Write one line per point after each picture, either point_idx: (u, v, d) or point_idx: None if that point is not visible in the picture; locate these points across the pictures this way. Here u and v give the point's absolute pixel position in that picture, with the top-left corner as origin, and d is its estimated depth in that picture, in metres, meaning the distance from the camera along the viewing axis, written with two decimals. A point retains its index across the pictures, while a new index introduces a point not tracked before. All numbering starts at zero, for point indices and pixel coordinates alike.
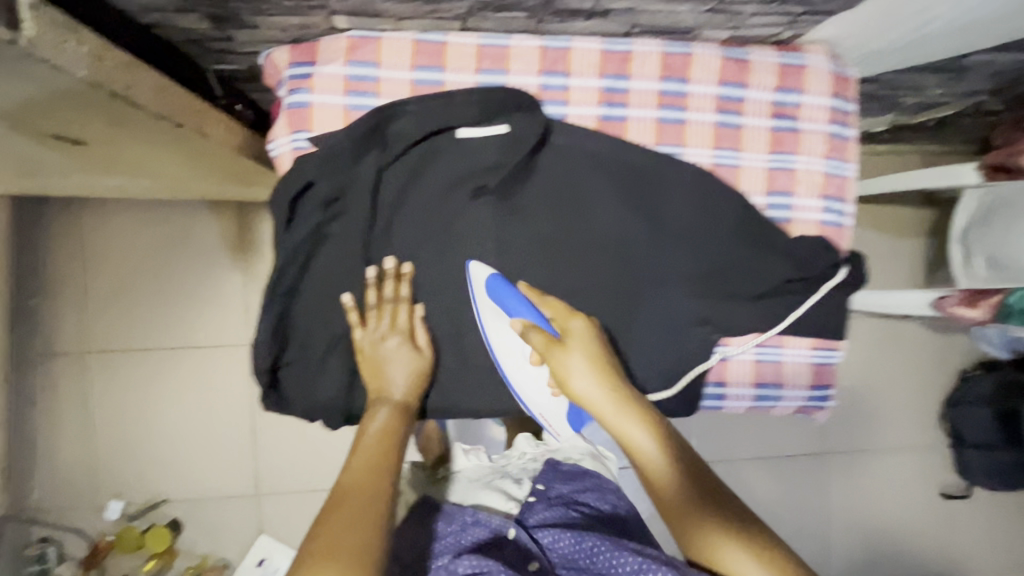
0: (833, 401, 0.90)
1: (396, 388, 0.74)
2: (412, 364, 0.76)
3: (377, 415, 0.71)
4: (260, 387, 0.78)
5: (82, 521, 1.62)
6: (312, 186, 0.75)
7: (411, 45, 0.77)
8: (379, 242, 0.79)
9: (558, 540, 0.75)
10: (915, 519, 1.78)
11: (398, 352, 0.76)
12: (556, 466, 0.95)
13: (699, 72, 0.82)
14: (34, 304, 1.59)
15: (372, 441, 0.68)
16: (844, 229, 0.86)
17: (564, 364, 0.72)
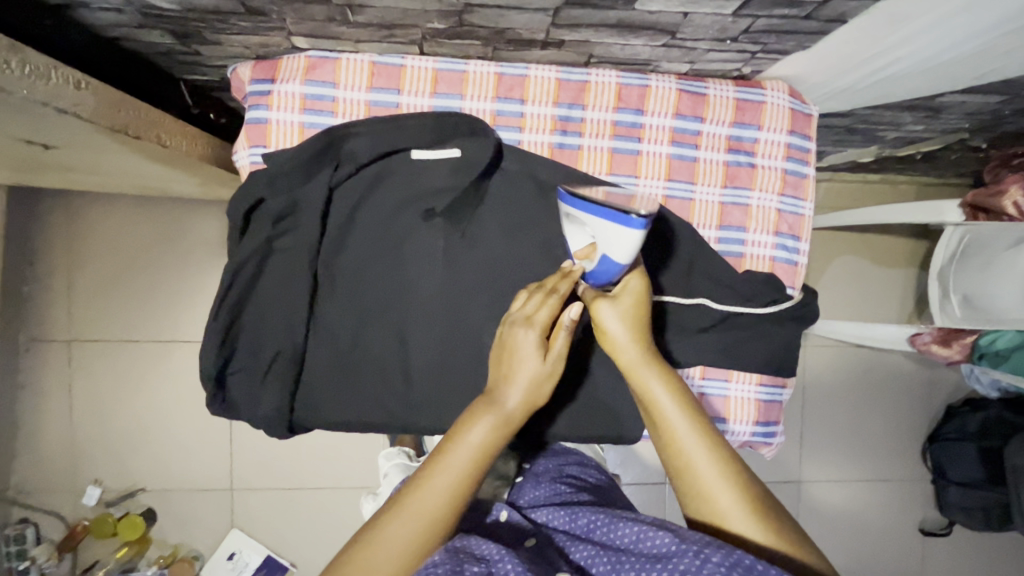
0: (780, 438, 0.90)
1: (513, 398, 0.61)
2: (542, 368, 0.62)
3: (478, 425, 0.60)
4: (206, 392, 0.80)
5: (61, 504, 1.67)
6: (263, 203, 0.77)
7: (369, 67, 0.79)
8: (329, 258, 0.81)
9: (552, 517, 0.71)
10: (880, 548, 1.79)
11: (534, 353, 0.62)
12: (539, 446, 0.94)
13: (656, 105, 0.83)
14: (27, 292, 1.64)
15: (468, 456, 0.59)
16: (797, 267, 0.86)
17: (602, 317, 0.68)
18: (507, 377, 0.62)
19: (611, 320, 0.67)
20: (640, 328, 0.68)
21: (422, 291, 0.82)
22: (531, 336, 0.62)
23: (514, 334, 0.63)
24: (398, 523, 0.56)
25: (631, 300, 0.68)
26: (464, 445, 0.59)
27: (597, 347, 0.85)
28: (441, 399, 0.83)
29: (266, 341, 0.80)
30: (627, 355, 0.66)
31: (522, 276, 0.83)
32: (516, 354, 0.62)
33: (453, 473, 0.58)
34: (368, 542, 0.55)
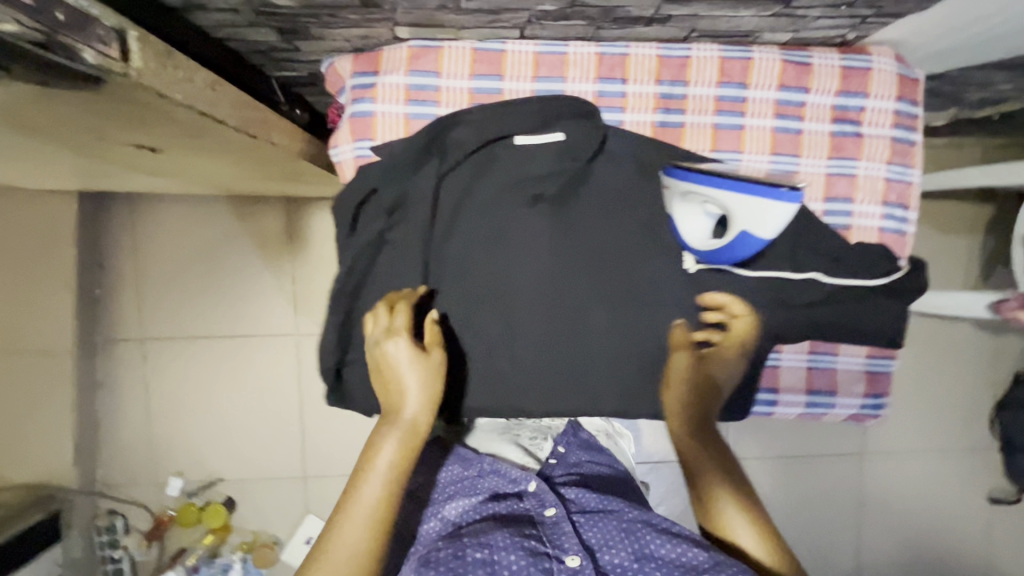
0: (888, 410, 0.89)
1: (409, 407, 0.70)
2: (428, 374, 0.72)
3: (386, 442, 0.68)
4: (325, 384, 0.83)
5: (145, 496, 1.73)
6: (375, 194, 0.80)
7: (471, 54, 0.79)
8: (437, 248, 0.81)
9: (581, 496, 0.76)
10: (959, 521, 1.74)
11: (409, 360, 0.71)
12: (576, 429, 0.92)
13: (759, 77, 0.81)
14: (99, 294, 1.68)
15: (383, 471, 0.67)
16: (905, 236, 0.85)
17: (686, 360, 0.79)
18: (396, 392, 0.71)
19: (677, 383, 0.79)
20: (695, 391, 0.79)
21: (530, 276, 0.82)
22: (406, 348, 0.72)
23: (392, 354, 0.72)
24: (349, 527, 0.64)
25: (700, 363, 0.79)
26: (382, 456, 0.67)
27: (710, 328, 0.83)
28: (553, 383, 0.83)
29: None
30: (676, 415, 0.78)
31: (629, 257, 0.82)
32: (395, 366, 0.71)
33: (380, 478, 0.66)
34: (328, 546, 0.63)
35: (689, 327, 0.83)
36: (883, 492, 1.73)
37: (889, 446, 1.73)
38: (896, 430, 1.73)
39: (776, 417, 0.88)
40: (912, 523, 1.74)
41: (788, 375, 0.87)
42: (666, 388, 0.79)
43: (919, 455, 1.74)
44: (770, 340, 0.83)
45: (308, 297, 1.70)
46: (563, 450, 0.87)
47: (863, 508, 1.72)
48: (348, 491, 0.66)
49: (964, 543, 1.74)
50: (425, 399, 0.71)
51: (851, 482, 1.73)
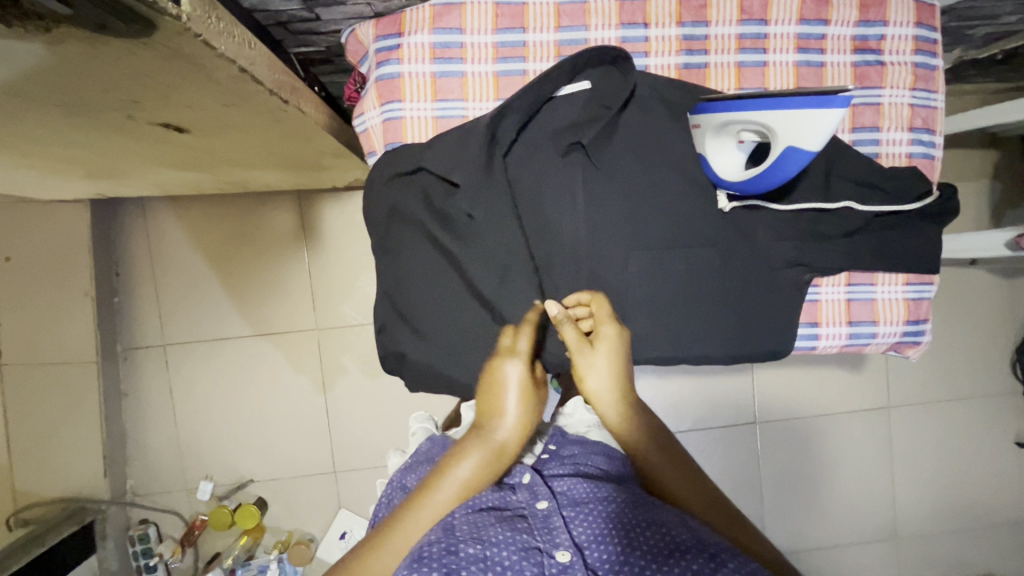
0: (928, 336, 0.89)
1: (502, 430, 0.73)
2: (524, 399, 0.74)
3: (468, 459, 0.72)
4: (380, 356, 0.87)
5: (177, 502, 1.72)
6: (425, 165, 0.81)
7: (493, 8, 0.79)
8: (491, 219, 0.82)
9: (572, 488, 0.73)
10: (992, 466, 1.74)
11: (513, 384, 0.74)
12: (565, 432, 0.90)
13: (779, 12, 0.82)
14: (118, 302, 1.68)
15: (457, 485, 0.71)
16: (934, 160, 0.85)
17: (588, 364, 0.76)
18: (494, 412, 0.74)
19: (591, 374, 0.77)
20: (619, 379, 0.78)
21: (568, 225, 0.82)
22: (513, 373, 0.74)
23: (496, 373, 0.74)
24: (413, 528, 0.69)
25: (604, 350, 0.77)
26: (459, 472, 0.72)
27: (748, 264, 0.84)
28: None
29: (422, 291, 0.84)
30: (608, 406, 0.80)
31: (664, 200, 0.83)
32: (500, 386, 0.74)
33: (453, 489, 0.71)
34: (390, 539, 0.69)
35: (728, 267, 0.84)
36: (916, 443, 1.73)
37: (919, 396, 1.72)
38: (923, 379, 1.72)
39: (819, 351, 0.88)
40: (946, 471, 1.73)
41: (829, 308, 0.87)
42: (580, 378, 0.78)
43: (949, 403, 1.73)
44: (807, 273, 0.84)
45: (325, 290, 1.70)
46: (554, 445, 0.86)
47: (896, 460, 1.72)
48: (424, 493, 0.71)
49: (998, 487, 1.74)
50: (515, 423, 0.74)
51: (884, 435, 1.72)
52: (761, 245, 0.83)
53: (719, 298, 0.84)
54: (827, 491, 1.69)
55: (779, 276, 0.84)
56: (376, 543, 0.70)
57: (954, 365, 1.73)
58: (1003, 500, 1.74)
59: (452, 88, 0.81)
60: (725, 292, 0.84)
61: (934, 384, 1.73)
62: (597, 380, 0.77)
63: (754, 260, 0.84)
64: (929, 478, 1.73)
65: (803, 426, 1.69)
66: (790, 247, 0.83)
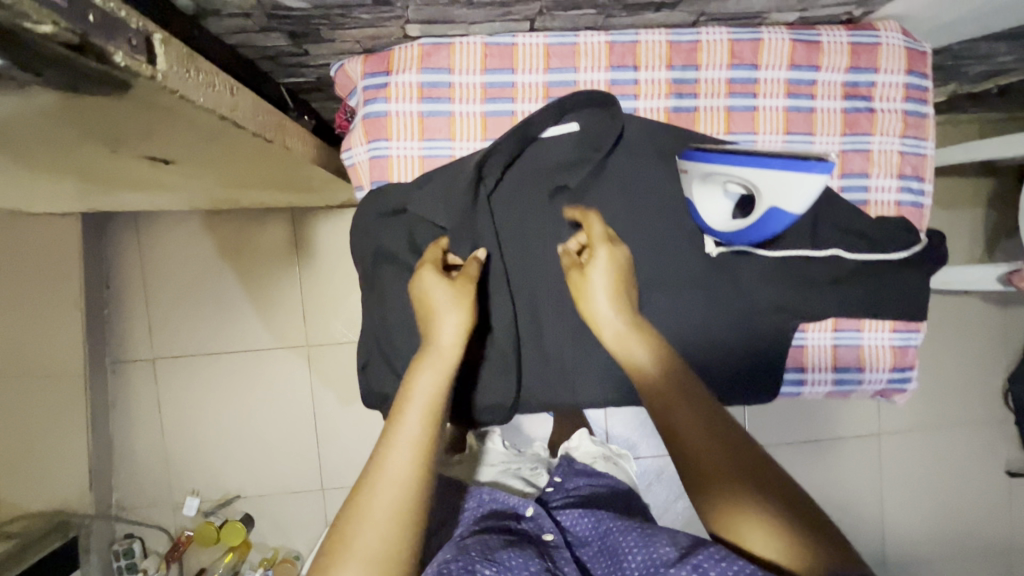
0: (914, 382, 0.89)
1: (444, 330, 0.67)
2: (456, 296, 0.70)
3: (422, 371, 0.65)
4: (362, 393, 0.85)
5: (163, 517, 1.70)
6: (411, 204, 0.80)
7: (482, 49, 0.79)
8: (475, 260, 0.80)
9: (576, 522, 0.77)
10: (987, 495, 1.72)
11: (440, 289, 0.70)
12: (570, 462, 0.98)
13: (770, 57, 0.81)
14: (107, 314, 1.67)
15: (421, 398, 0.63)
16: (923, 209, 0.85)
17: (582, 284, 0.72)
18: (428, 325, 0.69)
19: (593, 291, 0.72)
20: (621, 299, 0.71)
21: (553, 268, 0.82)
22: (438, 280, 0.71)
23: (423, 286, 0.71)
24: (392, 455, 0.60)
25: (599, 267, 0.72)
26: (420, 383, 0.64)
27: (735, 309, 0.83)
28: (582, 373, 0.83)
29: (405, 331, 0.81)
30: (612, 331, 0.70)
31: (651, 244, 0.82)
32: (427, 296, 0.70)
33: (420, 405, 0.63)
34: (373, 480, 0.59)
35: (714, 311, 0.83)
36: (905, 470, 1.71)
37: (909, 421, 1.71)
38: (914, 405, 1.71)
39: (804, 397, 0.88)
40: (936, 499, 1.72)
41: (815, 353, 0.86)
42: (580, 301, 0.73)
43: (941, 430, 1.71)
44: (793, 319, 0.83)
45: (316, 306, 1.68)
46: (560, 478, 0.93)
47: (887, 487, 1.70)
48: (390, 421, 0.62)
49: (989, 516, 1.72)
50: (457, 325, 0.68)
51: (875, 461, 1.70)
52: (748, 290, 0.82)
53: (705, 343, 0.83)
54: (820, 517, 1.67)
55: (766, 321, 0.83)
56: (357, 498, 0.58)
57: (947, 393, 1.71)
58: (999, 529, 1.72)
59: (439, 127, 0.80)
60: (712, 338, 0.83)
61: (927, 411, 1.71)
62: (596, 301, 0.71)
63: (741, 305, 0.83)
64: (923, 506, 1.71)
65: (792, 451, 1.68)
66: (777, 293, 0.82)
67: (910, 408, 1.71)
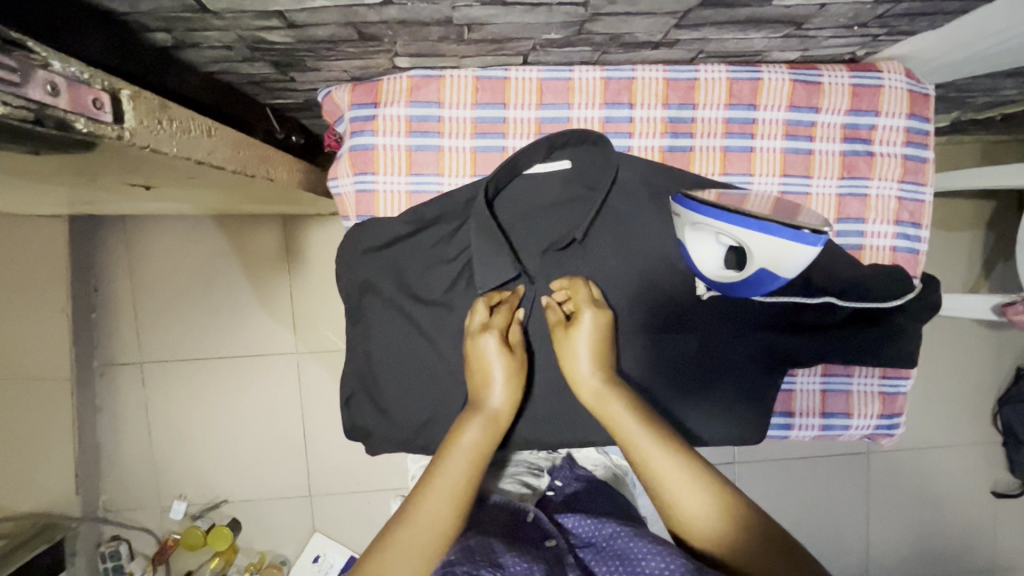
0: (902, 428, 0.89)
1: (496, 397, 0.70)
2: (511, 368, 0.72)
3: (470, 426, 0.67)
4: (344, 424, 0.84)
5: (150, 520, 1.57)
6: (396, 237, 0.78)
7: (473, 83, 0.77)
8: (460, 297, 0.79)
9: (579, 525, 0.70)
10: (1013, 523, 1.61)
11: (496, 355, 0.72)
12: (571, 468, 0.92)
13: (768, 98, 0.80)
14: (95, 318, 1.55)
15: (464, 452, 0.65)
16: (920, 255, 0.84)
17: (567, 345, 0.73)
18: (486, 382, 0.71)
19: (572, 349, 0.72)
20: (601, 357, 0.73)
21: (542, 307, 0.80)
22: (496, 347, 0.72)
23: (478, 348, 0.72)
24: (432, 497, 0.60)
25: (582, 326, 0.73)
26: (465, 437, 0.66)
27: (725, 353, 0.81)
28: (566, 413, 0.81)
29: (389, 366, 0.80)
30: (592, 385, 0.71)
31: (641, 284, 0.81)
32: (483, 358, 0.72)
33: (462, 457, 0.64)
34: (410, 518, 0.59)
35: (704, 353, 0.81)
36: (935, 492, 1.59)
37: (943, 441, 1.58)
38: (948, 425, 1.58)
39: (792, 440, 0.87)
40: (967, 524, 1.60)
41: (803, 398, 0.86)
42: (562, 360, 0.73)
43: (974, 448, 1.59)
44: (785, 364, 0.82)
45: (307, 316, 1.56)
46: (560, 483, 0.89)
47: (915, 507, 1.59)
48: (432, 467, 0.63)
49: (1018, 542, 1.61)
50: (507, 393, 0.71)
51: (903, 481, 1.59)
52: (738, 332, 0.81)
53: (693, 384, 0.82)
54: (831, 542, 1.57)
55: (756, 367, 0.82)
56: (390, 530, 0.59)
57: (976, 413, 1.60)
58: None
59: (428, 162, 0.79)
60: (701, 380, 0.82)
61: (954, 431, 1.58)
62: (581, 363, 0.71)
63: (730, 349, 0.81)
64: (944, 532, 1.59)
65: (817, 468, 1.56)
66: (768, 338, 0.81)
67: (932, 427, 1.58)
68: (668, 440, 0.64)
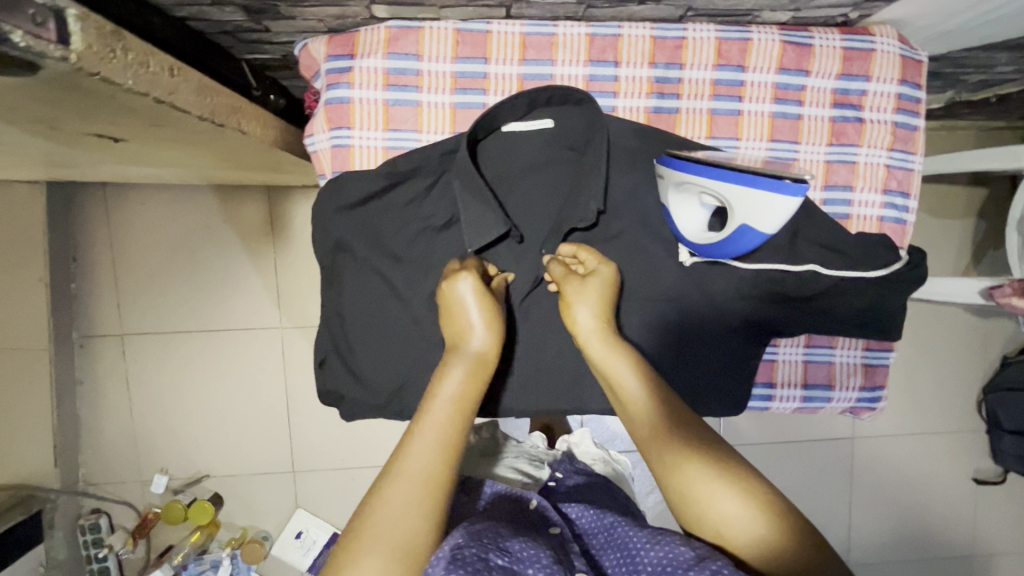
0: (884, 403, 0.88)
1: (477, 341, 0.66)
2: (490, 314, 0.68)
3: (452, 375, 0.63)
4: (319, 389, 0.81)
5: (130, 493, 1.52)
6: (368, 192, 0.75)
7: (453, 35, 0.75)
8: (438, 259, 0.77)
9: (582, 515, 0.69)
10: (995, 509, 1.61)
11: (474, 300, 0.68)
12: (572, 460, 0.94)
13: (758, 59, 0.77)
14: (74, 290, 1.48)
15: (447, 401, 0.61)
16: (906, 226, 0.82)
17: (576, 292, 0.70)
18: (466, 329, 0.67)
19: (579, 303, 0.69)
20: (607, 316, 0.69)
21: (523, 272, 0.78)
22: (472, 291, 0.69)
23: (452, 297, 0.69)
24: (418, 447, 0.57)
25: (597, 284, 0.71)
26: (447, 386, 0.62)
27: (706, 323, 0.80)
28: (545, 381, 0.80)
29: (365, 327, 0.78)
30: (593, 343, 0.67)
31: (621, 251, 0.79)
32: (458, 305, 0.69)
33: (444, 407, 0.60)
34: (397, 470, 0.56)
35: (684, 322, 0.80)
36: (919, 476, 1.59)
37: (928, 425, 1.58)
38: (932, 409, 1.58)
39: (772, 412, 0.86)
40: (949, 507, 1.60)
41: (785, 368, 0.85)
42: (563, 309, 0.70)
43: (959, 434, 1.59)
44: (767, 335, 0.81)
45: (292, 290, 1.51)
46: (561, 474, 0.87)
47: (898, 490, 1.59)
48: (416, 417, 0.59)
49: (1000, 527, 1.62)
50: (490, 336, 0.67)
51: (888, 465, 1.59)
52: (719, 303, 0.80)
53: (674, 353, 0.80)
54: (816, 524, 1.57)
55: (736, 336, 0.81)
56: (381, 485, 0.55)
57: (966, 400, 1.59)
58: (1004, 546, 1.62)
59: (406, 118, 0.77)
60: (684, 349, 0.80)
61: (938, 415, 1.58)
62: (584, 311, 0.68)
63: (710, 320, 0.80)
64: (926, 516, 1.60)
65: (803, 451, 1.56)
66: (749, 307, 0.79)
67: (917, 412, 1.58)
68: (679, 418, 0.62)
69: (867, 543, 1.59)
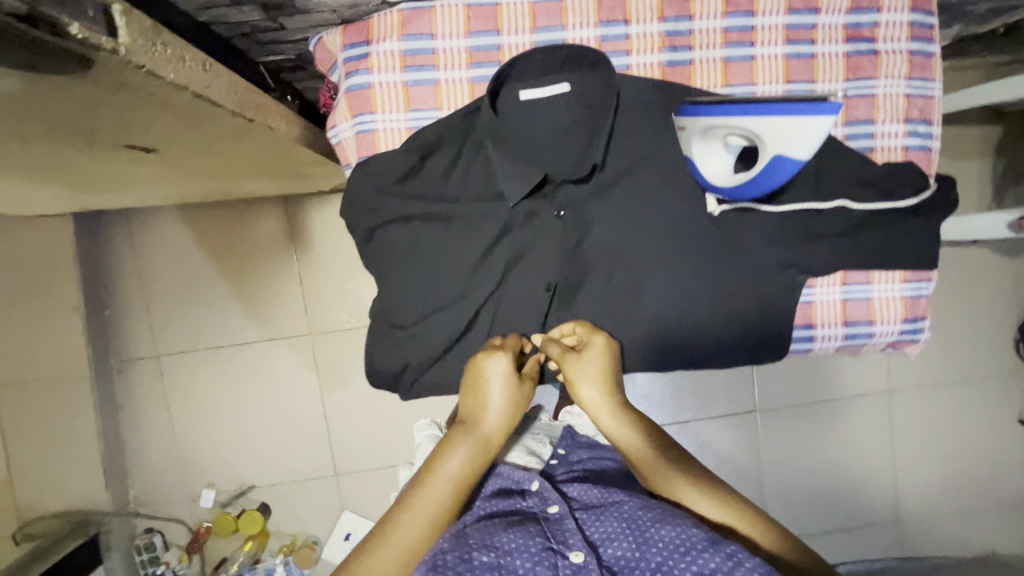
0: (926, 334, 0.88)
1: (490, 421, 0.68)
2: (515, 398, 0.70)
3: (455, 451, 0.64)
4: (373, 378, 0.83)
5: (180, 510, 1.54)
6: (394, 169, 0.77)
7: (464, 11, 0.77)
8: (469, 231, 0.78)
9: (585, 492, 0.62)
10: None
11: (502, 377, 0.70)
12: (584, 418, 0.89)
13: (766, 3, 0.78)
14: (108, 316, 1.51)
15: (448, 479, 0.62)
16: (932, 153, 0.82)
17: (579, 368, 0.71)
18: (481, 405, 0.69)
19: (582, 379, 0.71)
20: (610, 387, 0.71)
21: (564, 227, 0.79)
22: (507, 371, 0.71)
23: (483, 371, 0.71)
24: (412, 518, 0.60)
25: (592, 358, 0.73)
26: (449, 463, 0.63)
27: (742, 267, 0.79)
28: None
29: (407, 311, 0.78)
30: (604, 417, 0.69)
31: (648, 206, 0.79)
32: (484, 378, 0.71)
33: (444, 483, 0.62)
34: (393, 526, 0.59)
35: (720, 270, 0.79)
36: (962, 421, 1.57)
37: (968, 370, 1.56)
38: (971, 351, 1.55)
39: (815, 352, 0.87)
40: (997, 449, 1.57)
41: (824, 308, 0.85)
42: (568, 385, 0.72)
43: (999, 376, 1.56)
44: (803, 275, 0.79)
45: (317, 297, 1.52)
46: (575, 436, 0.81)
47: (945, 436, 1.57)
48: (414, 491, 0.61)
49: None
50: (502, 417, 0.69)
51: (931, 413, 1.57)
52: (754, 249, 0.79)
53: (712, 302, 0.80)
54: (865, 482, 1.55)
55: (773, 278, 0.79)
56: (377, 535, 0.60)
57: (1007, 341, 1.55)
58: None
59: (425, 97, 0.78)
60: (721, 295, 0.80)
61: (976, 359, 1.55)
62: (587, 386, 0.70)
63: (747, 266, 0.79)
64: (974, 461, 1.57)
65: (843, 408, 1.54)
66: (782, 252, 0.78)
67: (955, 356, 1.55)
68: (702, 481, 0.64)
69: (917, 493, 1.57)
